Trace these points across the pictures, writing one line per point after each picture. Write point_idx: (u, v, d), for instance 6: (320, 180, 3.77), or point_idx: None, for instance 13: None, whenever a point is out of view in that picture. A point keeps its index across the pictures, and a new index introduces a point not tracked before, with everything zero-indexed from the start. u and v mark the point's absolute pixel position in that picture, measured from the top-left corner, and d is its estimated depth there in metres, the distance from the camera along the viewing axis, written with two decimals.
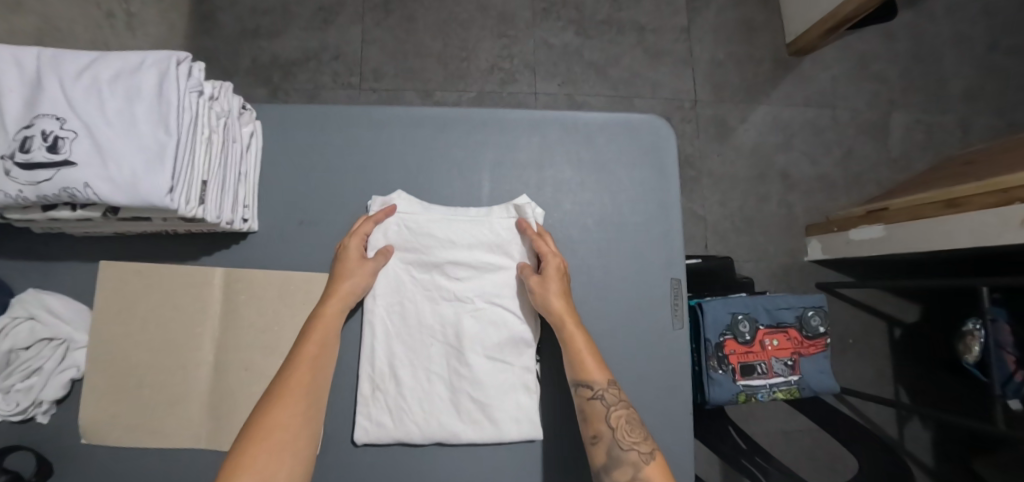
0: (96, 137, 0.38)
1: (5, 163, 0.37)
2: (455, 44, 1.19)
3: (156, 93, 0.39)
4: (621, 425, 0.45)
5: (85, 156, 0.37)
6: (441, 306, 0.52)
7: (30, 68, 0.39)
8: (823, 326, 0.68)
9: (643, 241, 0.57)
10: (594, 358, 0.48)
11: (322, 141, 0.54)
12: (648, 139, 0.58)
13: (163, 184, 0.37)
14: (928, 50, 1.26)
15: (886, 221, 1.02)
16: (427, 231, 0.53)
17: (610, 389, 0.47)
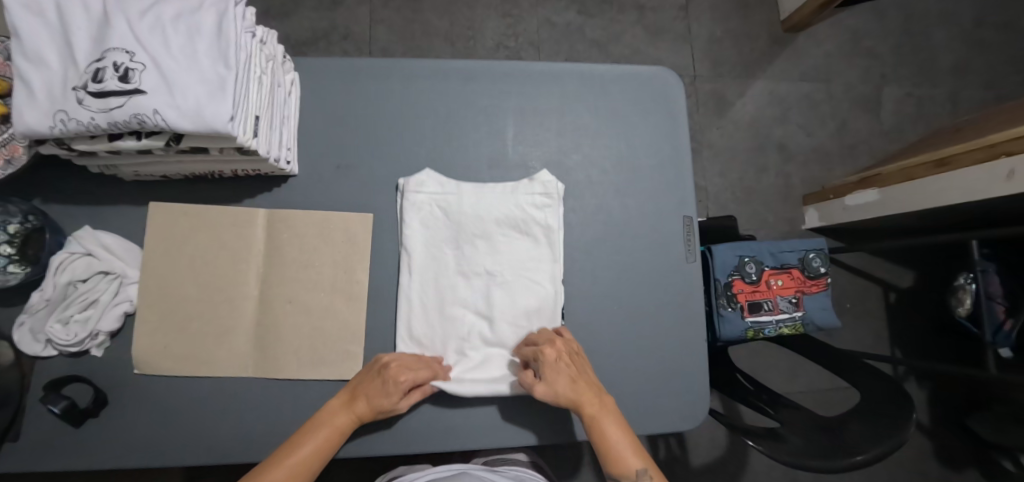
0: (162, 69, 0.41)
1: (78, 94, 0.40)
2: (461, 24, 1.22)
3: (215, 32, 0.43)
4: None
5: (154, 87, 0.40)
6: (473, 280, 0.56)
7: (97, 10, 0.42)
8: (824, 267, 0.73)
9: (656, 185, 0.61)
10: (621, 449, 0.48)
11: (356, 92, 0.57)
12: (660, 89, 0.62)
13: (224, 113, 0.41)
14: (918, 26, 1.31)
15: (879, 185, 1.07)
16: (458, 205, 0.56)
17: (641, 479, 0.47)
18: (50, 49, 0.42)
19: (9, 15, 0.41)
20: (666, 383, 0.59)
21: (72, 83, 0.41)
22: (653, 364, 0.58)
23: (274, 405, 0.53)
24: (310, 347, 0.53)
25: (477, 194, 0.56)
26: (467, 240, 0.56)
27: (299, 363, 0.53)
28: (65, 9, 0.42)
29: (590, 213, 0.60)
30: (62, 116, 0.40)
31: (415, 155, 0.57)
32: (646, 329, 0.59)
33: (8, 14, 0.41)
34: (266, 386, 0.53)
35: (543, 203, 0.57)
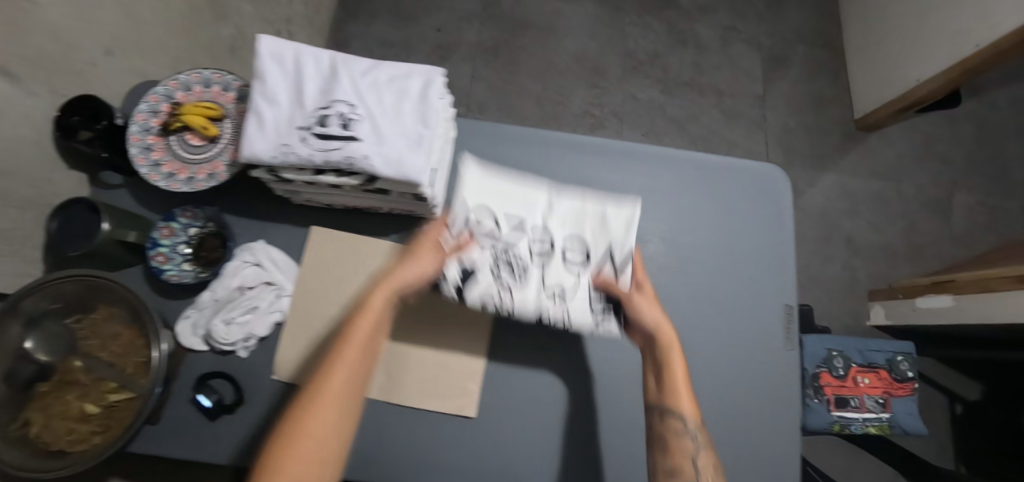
0: (375, 122, 0.49)
1: (304, 135, 0.48)
2: (553, 90, 1.33)
3: (420, 94, 0.51)
4: (708, 469, 0.49)
5: (369, 136, 0.48)
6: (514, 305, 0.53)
7: (326, 68, 0.51)
8: (911, 371, 0.74)
9: (761, 271, 0.65)
10: (684, 390, 0.52)
11: (497, 155, 0.65)
12: (769, 182, 0.68)
13: (424, 163, 0.48)
14: (991, 138, 1.34)
15: (956, 291, 1.06)
16: (514, 254, 0.55)
17: (701, 434, 0.50)
18: (284, 94, 0.50)
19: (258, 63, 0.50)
20: (757, 465, 0.60)
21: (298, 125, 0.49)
22: (745, 446, 0.60)
23: (388, 428, 0.56)
24: (432, 379, 0.57)
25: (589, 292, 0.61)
26: (509, 292, 0.53)
27: (419, 391, 0.56)
28: (307, 66, 0.51)
29: (696, 290, 0.64)
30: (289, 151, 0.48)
31: None
32: (740, 410, 0.61)
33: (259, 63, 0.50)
34: (386, 410, 0.56)
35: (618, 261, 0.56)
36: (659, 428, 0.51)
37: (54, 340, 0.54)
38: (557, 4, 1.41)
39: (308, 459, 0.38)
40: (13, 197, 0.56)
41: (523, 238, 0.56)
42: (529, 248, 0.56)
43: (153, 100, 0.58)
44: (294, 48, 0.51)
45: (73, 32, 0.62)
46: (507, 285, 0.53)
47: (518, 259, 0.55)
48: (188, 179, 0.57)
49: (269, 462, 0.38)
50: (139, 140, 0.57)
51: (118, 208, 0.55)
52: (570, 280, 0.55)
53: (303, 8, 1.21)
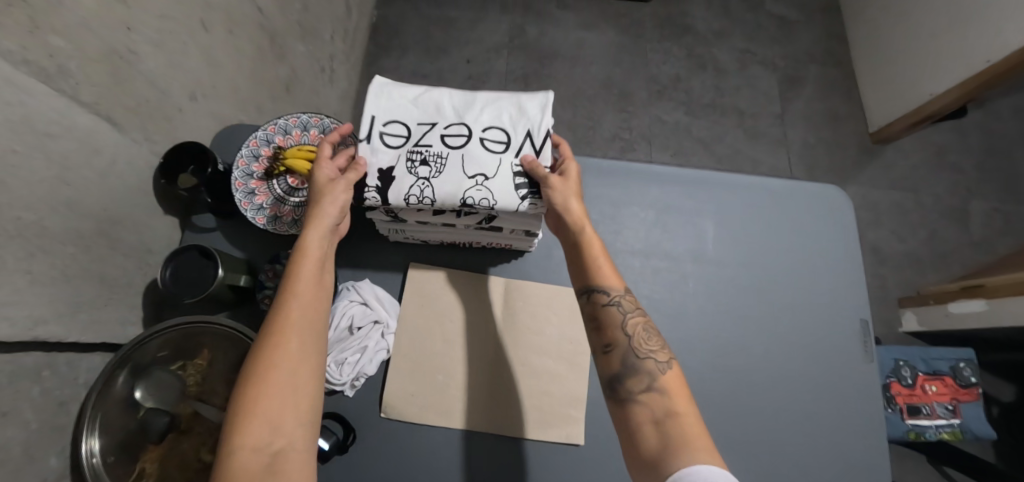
0: (470, 155, 0.49)
1: (403, 165, 0.48)
2: (582, 115, 1.38)
3: (517, 132, 0.51)
4: (638, 333, 0.49)
5: (469, 173, 0.48)
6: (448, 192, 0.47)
7: (429, 103, 0.53)
8: (975, 376, 0.78)
9: (835, 287, 0.68)
10: (608, 269, 0.52)
11: (586, 188, 0.68)
12: (833, 202, 0.71)
13: (513, 199, 0.47)
14: (998, 146, 1.41)
15: (987, 296, 1.09)
16: (428, 147, 0.50)
17: (626, 297, 0.51)
18: (387, 125, 0.51)
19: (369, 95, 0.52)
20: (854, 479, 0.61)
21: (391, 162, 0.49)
22: (840, 460, 0.62)
23: (498, 462, 0.55)
24: (540, 409, 0.57)
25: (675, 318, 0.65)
26: (427, 188, 0.47)
27: (528, 422, 0.57)
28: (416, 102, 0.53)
29: (777, 309, 0.67)
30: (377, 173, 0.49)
31: (626, 249, 0.67)
32: (831, 424, 0.63)
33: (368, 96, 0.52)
34: (496, 443, 0.56)
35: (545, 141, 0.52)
36: (588, 311, 0.51)
37: (164, 391, 0.54)
38: (580, 33, 1.47)
39: (285, 387, 0.41)
40: (120, 244, 0.56)
41: (432, 130, 0.51)
42: (444, 139, 0.50)
43: (254, 145, 0.60)
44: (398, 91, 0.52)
45: (167, 81, 0.64)
46: (423, 183, 0.48)
47: (433, 152, 0.49)
48: (294, 222, 0.59)
49: (233, 431, 0.38)
50: (242, 185, 0.58)
51: (225, 254, 0.56)
52: (491, 164, 0.48)
53: (342, 45, 1.25)
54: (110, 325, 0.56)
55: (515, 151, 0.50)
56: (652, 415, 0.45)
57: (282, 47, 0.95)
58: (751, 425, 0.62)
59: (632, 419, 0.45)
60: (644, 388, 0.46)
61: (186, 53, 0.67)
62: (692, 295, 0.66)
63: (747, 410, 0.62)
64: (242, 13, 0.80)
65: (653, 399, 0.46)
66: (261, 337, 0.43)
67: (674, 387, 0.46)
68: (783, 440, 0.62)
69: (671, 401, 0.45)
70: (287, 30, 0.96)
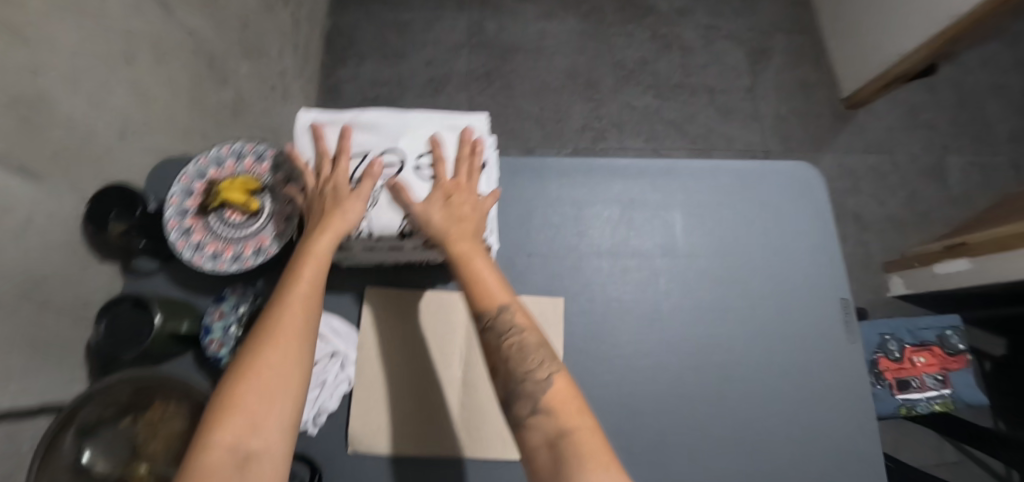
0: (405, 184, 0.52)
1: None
2: (550, 108, 1.35)
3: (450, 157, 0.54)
4: (513, 356, 0.43)
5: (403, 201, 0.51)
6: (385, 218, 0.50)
7: (360, 132, 0.54)
8: (962, 343, 0.82)
9: (810, 267, 0.66)
10: (490, 282, 0.46)
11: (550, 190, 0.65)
12: (803, 180, 0.69)
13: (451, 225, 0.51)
14: (970, 98, 1.40)
15: (970, 254, 1.07)
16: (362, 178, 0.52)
17: (505, 315, 0.44)
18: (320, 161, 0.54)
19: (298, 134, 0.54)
20: (845, 463, 0.59)
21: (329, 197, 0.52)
22: (831, 446, 0.60)
23: None
24: None
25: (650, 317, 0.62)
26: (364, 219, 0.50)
27: (504, 444, 0.54)
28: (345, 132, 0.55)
29: (753, 296, 0.64)
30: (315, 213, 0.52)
31: (593, 249, 0.64)
32: (818, 409, 0.61)
33: (297, 136, 0.54)
34: (471, 468, 0.54)
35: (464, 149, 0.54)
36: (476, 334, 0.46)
37: (116, 448, 0.51)
38: (540, 24, 1.43)
39: (268, 386, 0.35)
40: (50, 303, 0.53)
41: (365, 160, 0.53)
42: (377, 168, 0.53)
43: (185, 180, 0.56)
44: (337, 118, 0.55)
45: (89, 122, 0.60)
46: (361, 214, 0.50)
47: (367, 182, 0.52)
48: (235, 258, 0.55)
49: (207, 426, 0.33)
50: (176, 225, 0.55)
51: (165, 300, 0.53)
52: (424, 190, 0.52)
53: (293, 60, 1.20)
54: (49, 390, 0.53)
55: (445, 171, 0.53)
56: (546, 438, 0.37)
57: (223, 70, 0.91)
58: (736, 420, 0.60)
59: (525, 450, 0.39)
60: (529, 412, 0.40)
61: (109, 89, 0.63)
62: (664, 291, 0.64)
63: (730, 404, 0.60)
64: (170, 39, 0.75)
65: (538, 421, 0.39)
66: (254, 331, 0.39)
67: (564, 405, 0.40)
68: (769, 431, 0.60)
69: (562, 419, 0.38)
70: (226, 51, 0.92)
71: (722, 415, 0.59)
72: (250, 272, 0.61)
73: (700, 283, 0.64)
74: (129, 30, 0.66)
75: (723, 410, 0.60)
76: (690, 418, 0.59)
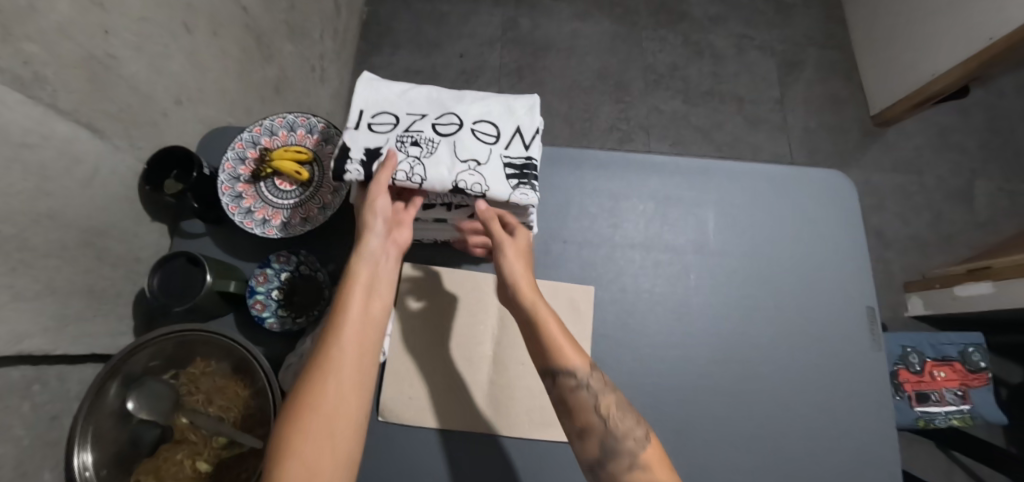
0: (461, 143, 0.50)
1: (393, 147, 0.50)
2: (579, 107, 1.36)
3: (507, 127, 0.52)
4: (608, 414, 0.47)
5: (460, 158, 0.49)
6: (440, 171, 0.49)
7: (419, 97, 0.54)
8: (984, 361, 0.82)
9: (839, 275, 0.67)
10: (566, 344, 0.49)
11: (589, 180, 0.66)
12: (837, 188, 0.70)
13: (507, 188, 0.49)
14: (1002, 123, 1.39)
15: (994, 278, 1.07)
16: (419, 133, 0.51)
17: (590, 377, 0.49)
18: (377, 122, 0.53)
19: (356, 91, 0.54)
20: (863, 469, 0.60)
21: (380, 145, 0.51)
22: (848, 450, 0.61)
23: (500, 463, 0.55)
24: (541, 408, 0.56)
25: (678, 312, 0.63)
26: (417, 168, 0.49)
27: (530, 423, 0.56)
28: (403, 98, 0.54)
29: (781, 299, 0.65)
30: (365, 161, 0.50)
31: (625, 242, 0.65)
32: (839, 413, 0.62)
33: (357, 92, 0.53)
34: (498, 444, 0.55)
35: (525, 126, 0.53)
36: (557, 395, 0.49)
37: (160, 397, 0.53)
38: (574, 24, 1.44)
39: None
40: (107, 254, 0.55)
41: (422, 119, 0.52)
42: (434, 126, 0.52)
43: (239, 147, 0.58)
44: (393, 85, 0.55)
45: (151, 85, 0.63)
46: (414, 162, 0.49)
47: (423, 136, 0.51)
48: (282, 225, 0.57)
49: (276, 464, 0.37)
50: (229, 189, 0.57)
51: (215, 260, 0.55)
52: (482, 151, 0.50)
53: (332, 43, 1.23)
54: (101, 338, 0.55)
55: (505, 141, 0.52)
56: None
57: (270, 47, 0.93)
58: (758, 418, 0.60)
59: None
60: (627, 467, 0.44)
61: (170, 56, 0.66)
62: (693, 288, 0.65)
63: (753, 403, 0.61)
64: (226, 13, 0.78)
65: (639, 476, 0.44)
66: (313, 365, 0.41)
67: (655, 461, 0.45)
68: (789, 432, 0.60)
69: (654, 474, 0.44)
70: (274, 29, 0.94)
71: (744, 412, 0.60)
72: (292, 240, 0.63)
73: (729, 282, 0.65)
74: (191, 2, 0.69)
75: (745, 408, 0.61)
76: (713, 413, 0.60)
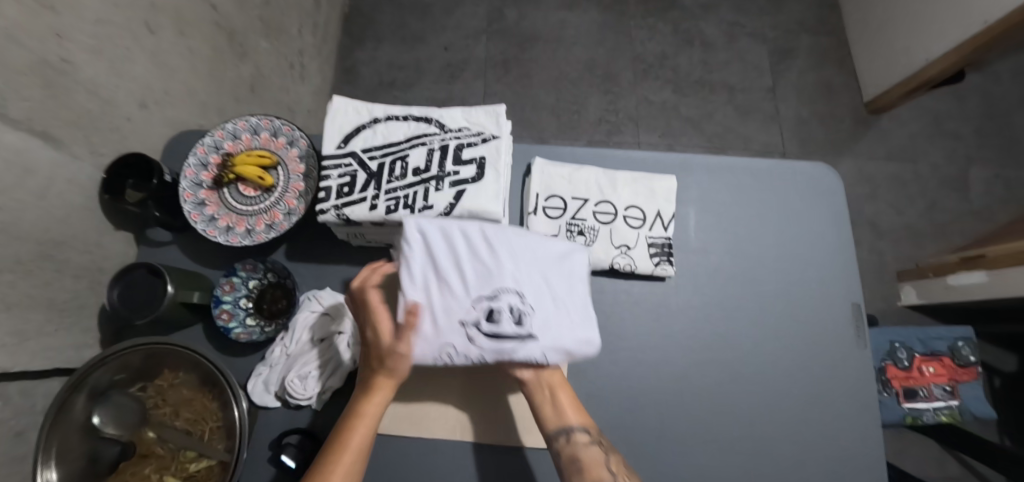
0: (616, 230, 0.61)
1: (565, 235, 0.60)
2: (566, 99, 1.33)
3: (651, 210, 0.62)
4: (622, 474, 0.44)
5: (615, 243, 0.61)
6: (607, 254, 0.60)
7: (581, 181, 0.63)
8: (973, 355, 0.82)
9: (823, 270, 0.65)
10: (573, 402, 0.48)
11: (572, 174, 0.63)
12: (822, 182, 0.68)
13: (649, 264, 0.60)
14: (998, 109, 1.36)
15: (987, 267, 1.05)
16: (583, 221, 0.61)
17: (601, 437, 0.47)
18: (348, 141, 0.55)
19: (327, 121, 0.56)
20: (847, 469, 0.59)
21: (460, 313, 0.44)
22: (832, 450, 0.59)
23: (479, 472, 0.53)
24: (517, 413, 0.55)
25: (658, 312, 0.62)
26: (583, 254, 0.60)
27: (505, 428, 0.55)
28: (373, 118, 0.56)
29: (764, 297, 0.64)
30: (341, 184, 0.53)
31: None
32: (824, 411, 0.61)
33: (328, 116, 0.56)
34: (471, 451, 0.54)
35: (665, 202, 0.63)
36: (567, 450, 0.45)
37: (125, 415, 0.51)
38: (561, 14, 1.41)
39: None
40: (67, 267, 0.54)
41: (585, 205, 0.62)
42: (595, 214, 0.62)
43: (201, 153, 0.57)
44: (365, 107, 0.57)
45: (111, 90, 0.60)
46: (580, 250, 0.60)
47: (587, 225, 0.61)
48: (247, 232, 0.55)
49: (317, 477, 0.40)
50: (191, 196, 0.55)
51: (175, 268, 0.53)
52: (632, 236, 0.61)
53: (312, 38, 1.20)
54: (64, 353, 0.54)
55: (650, 223, 0.62)
56: None
57: (243, 45, 0.91)
58: (740, 420, 0.59)
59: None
60: None
61: (131, 59, 0.63)
62: (674, 287, 0.63)
63: (732, 404, 0.60)
64: (192, 11, 0.75)
65: None
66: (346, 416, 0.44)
67: None
68: (771, 431, 0.59)
69: None
70: (247, 26, 0.92)
71: (724, 412, 0.59)
72: (258, 247, 0.61)
73: (711, 280, 0.64)
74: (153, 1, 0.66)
75: (726, 408, 0.59)
76: (694, 413, 0.59)
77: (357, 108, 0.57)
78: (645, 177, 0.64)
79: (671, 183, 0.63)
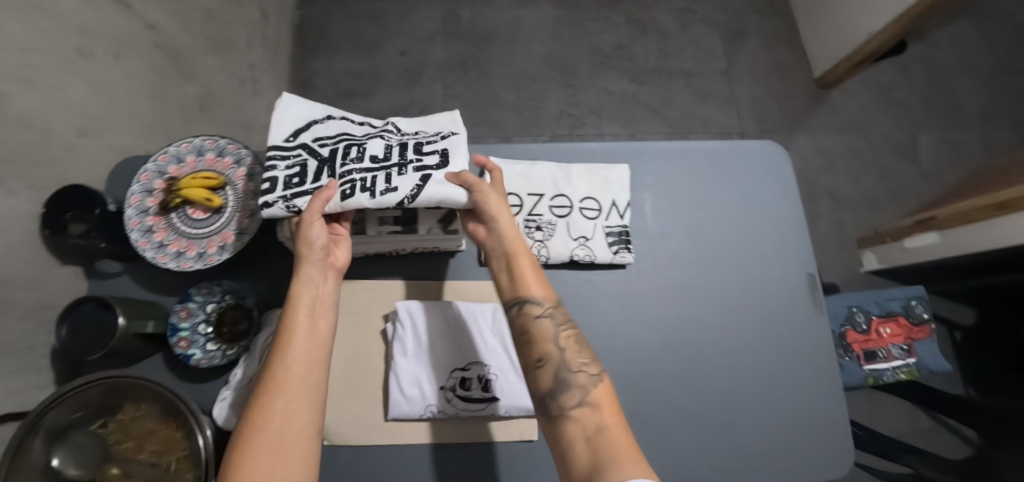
0: (573, 222, 0.62)
1: (523, 231, 0.61)
2: (527, 95, 1.34)
3: (606, 200, 0.64)
4: (570, 346, 0.48)
5: (573, 235, 0.62)
6: (565, 245, 0.61)
7: (536, 177, 0.64)
8: (926, 312, 0.87)
9: (778, 244, 0.67)
10: (534, 278, 0.51)
11: (526, 171, 0.64)
12: (772, 160, 0.70)
13: (608, 253, 0.62)
14: (940, 76, 1.42)
15: (939, 228, 1.10)
16: (540, 216, 0.62)
17: (557, 311, 0.50)
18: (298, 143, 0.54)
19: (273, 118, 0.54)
20: (815, 433, 0.61)
21: (441, 381, 0.55)
22: (800, 417, 0.61)
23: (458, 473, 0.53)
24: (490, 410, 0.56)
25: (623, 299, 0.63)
26: (543, 249, 0.61)
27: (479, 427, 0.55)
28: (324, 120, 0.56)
29: (725, 276, 0.65)
30: (288, 175, 0.52)
31: None
32: (788, 379, 0.63)
33: (275, 115, 0.55)
34: (447, 453, 0.54)
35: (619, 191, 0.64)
36: (520, 323, 0.49)
37: (85, 449, 0.50)
38: (516, 11, 1.42)
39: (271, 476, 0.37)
40: (12, 306, 0.52)
41: (541, 201, 0.63)
42: (551, 209, 0.63)
43: (145, 179, 0.55)
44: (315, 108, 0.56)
45: (46, 119, 0.58)
46: (540, 244, 0.61)
47: (544, 220, 0.62)
48: (199, 255, 0.54)
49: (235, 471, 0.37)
50: (137, 223, 0.54)
51: (129, 300, 0.52)
52: (590, 228, 0.62)
53: (263, 52, 1.17)
54: (16, 395, 0.52)
55: (606, 213, 0.63)
56: (584, 430, 0.42)
57: (188, 64, 0.89)
58: (710, 396, 0.61)
59: (563, 435, 0.43)
60: (576, 402, 0.44)
61: (65, 86, 0.61)
62: (637, 273, 0.64)
63: (701, 381, 0.61)
64: (128, 33, 0.73)
65: (584, 414, 0.44)
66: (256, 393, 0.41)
67: (605, 400, 0.45)
68: (739, 404, 0.61)
69: (603, 415, 0.43)
70: (191, 45, 0.90)
71: (694, 389, 0.61)
72: (215, 270, 0.61)
73: (672, 264, 0.65)
74: (83, 26, 0.64)
75: (695, 385, 0.61)
76: (665, 394, 0.60)
77: (308, 108, 0.56)
78: (598, 168, 0.65)
79: (626, 171, 0.65)
